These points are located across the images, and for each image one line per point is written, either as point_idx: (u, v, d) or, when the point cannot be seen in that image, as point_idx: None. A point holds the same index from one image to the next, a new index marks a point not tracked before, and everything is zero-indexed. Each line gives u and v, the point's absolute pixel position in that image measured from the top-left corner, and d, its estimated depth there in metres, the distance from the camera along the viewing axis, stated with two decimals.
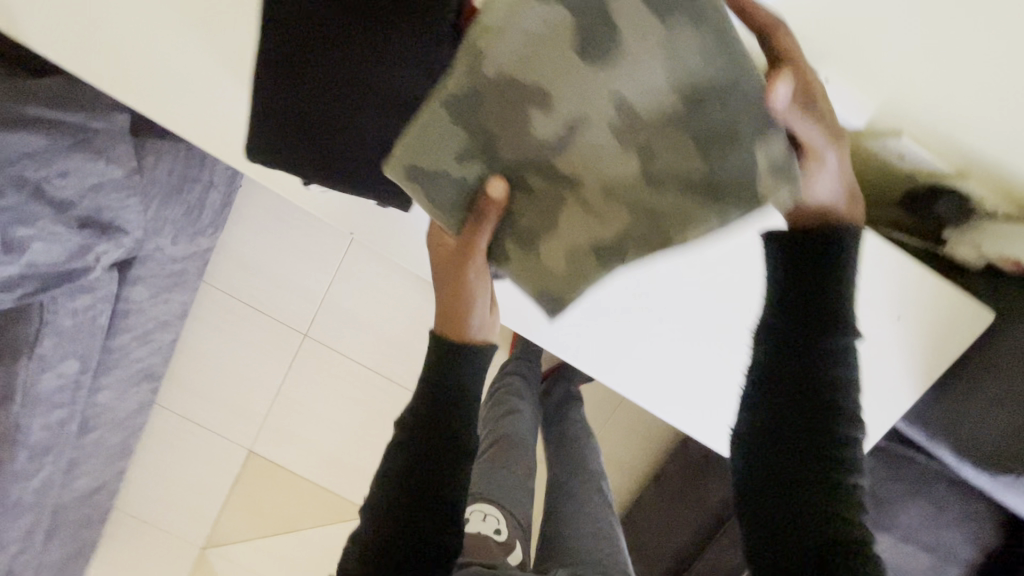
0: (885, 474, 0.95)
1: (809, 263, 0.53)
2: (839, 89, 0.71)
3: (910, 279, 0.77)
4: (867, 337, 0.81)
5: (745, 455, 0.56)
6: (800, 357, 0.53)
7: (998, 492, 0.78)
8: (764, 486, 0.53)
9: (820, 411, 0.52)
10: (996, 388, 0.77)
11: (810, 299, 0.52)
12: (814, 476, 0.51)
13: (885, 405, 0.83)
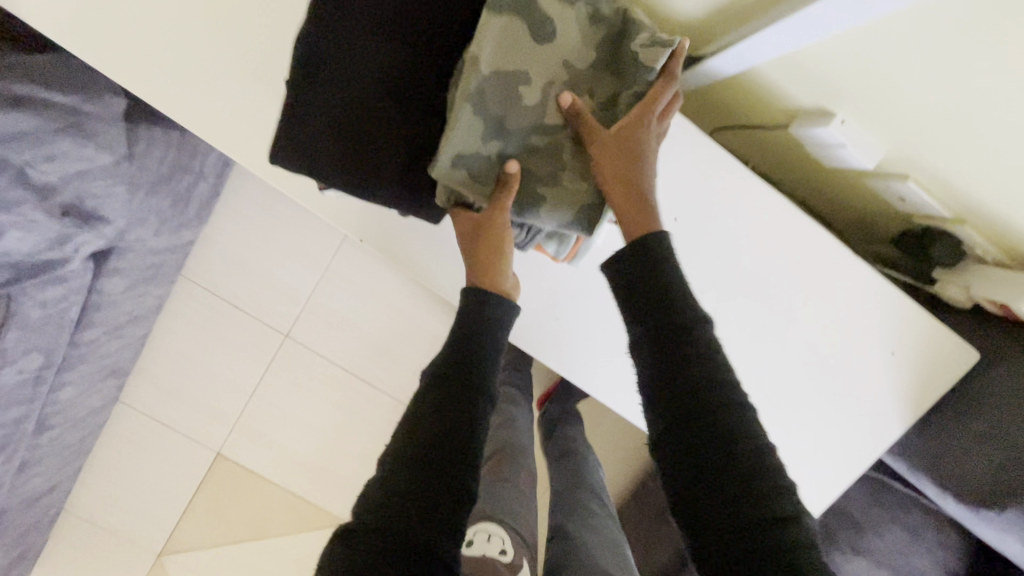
0: (868, 501, 1.00)
1: (647, 259, 0.57)
2: (853, 132, 0.74)
3: (904, 315, 0.81)
4: (864, 370, 0.83)
5: (659, 454, 0.54)
6: (662, 347, 0.55)
7: (974, 526, 0.82)
8: (685, 477, 0.51)
9: (698, 389, 0.53)
10: (980, 427, 0.81)
11: (654, 292, 0.56)
12: (715, 453, 0.50)
13: (879, 437, 0.85)
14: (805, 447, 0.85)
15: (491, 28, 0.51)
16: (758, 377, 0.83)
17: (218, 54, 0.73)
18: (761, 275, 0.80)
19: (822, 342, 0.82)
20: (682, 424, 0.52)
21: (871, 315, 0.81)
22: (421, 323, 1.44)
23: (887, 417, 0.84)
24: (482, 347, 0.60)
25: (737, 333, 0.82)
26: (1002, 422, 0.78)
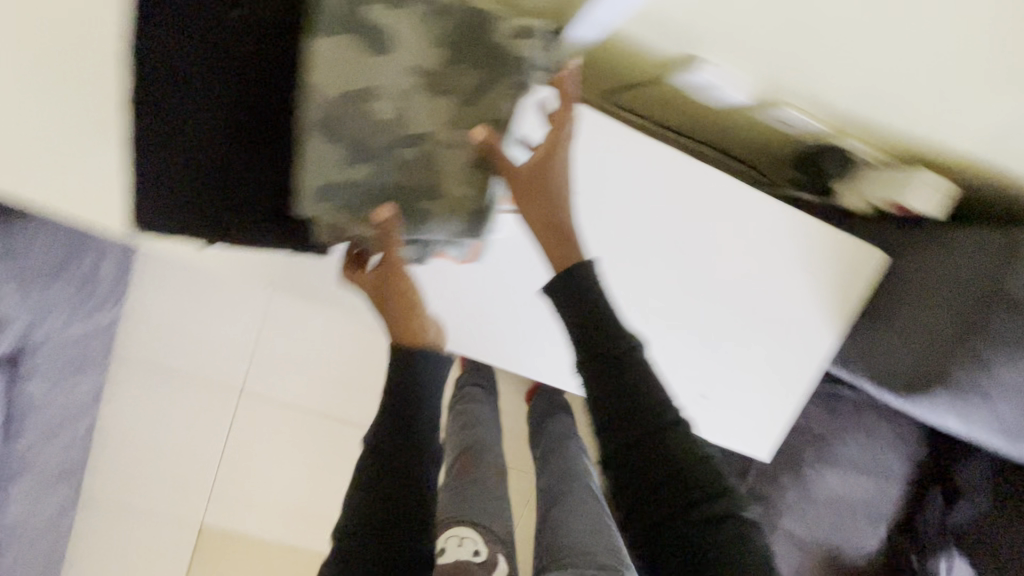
0: (824, 412, 1.05)
1: (581, 295, 0.59)
2: (723, 71, 0.77)
3: (812, 232, 0.84)
4: (788, 292, 0.86)
5: (611, 478, 0.59)
6: (605, 379, 0.58)
7: (914, 411, 0.87)
8: (636, 498, 0.58)
9: (645, 416, 0.57)
10: (903, 320, 0.84)
11: (595, 327, 0.58)
12: (663, 472, 0.56)
13: (817, 353, 0.88)
14: (753, 379, 0.88)
15: (321, 52, 0.53)
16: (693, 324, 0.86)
17: (70, 123, 0.68)
18: (670, 228, 0.82)
19: (744, 278, 0.85)
20: (646, 460, 0.57)
21: (781, 243, 0.85)
22: (376, 345, 1.41)
23: (821, 333, 0.87)
24: (417, 395, 0.63)
25: (664, 288, 0.84)
26: (917, 309, 0.83)
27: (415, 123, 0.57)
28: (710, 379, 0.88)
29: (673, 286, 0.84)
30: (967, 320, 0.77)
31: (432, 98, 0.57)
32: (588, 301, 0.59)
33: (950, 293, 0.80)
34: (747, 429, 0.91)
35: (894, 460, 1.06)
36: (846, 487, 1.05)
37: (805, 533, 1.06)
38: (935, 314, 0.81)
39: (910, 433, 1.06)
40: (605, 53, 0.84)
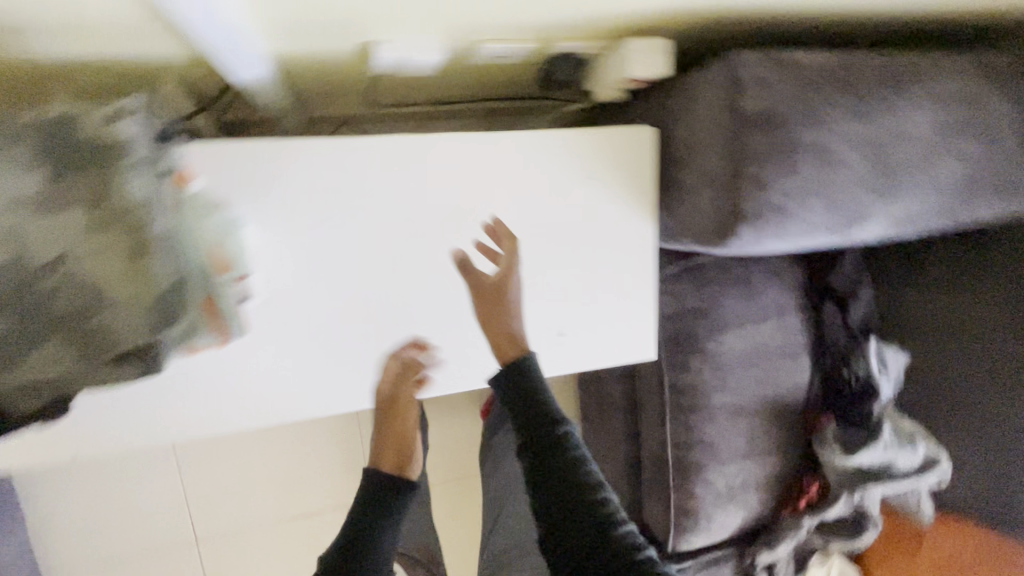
0: (700, 285, 1.05)
1: (524, 391, 0.72)
2: (400, 42, 0.76)
3: (570, 142, 0.86)
4: (580, 203, 0.88)
5: (553, 554, 0.67)
6: (547, 456, 0.69)
7: (742, 253, 0.87)
8: (575, 571, 0.65)
9: (579, 490, 0.67)
10: (690, 176, 0.85)
11: (532, 413, 0.71)
12: (596, 543, 0.65)
13: (637, 241, 0.90)
14: (596, 295, 0.90)
15: None
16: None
17: None
18: (439, 204, 0.82)
19: (534, 213, 0.86)
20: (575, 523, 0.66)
21: (546, 164, 0.86)
22: (300, 435, 1.34)
23: (628, 224, 0.89)
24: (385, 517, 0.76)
25: (465, 260, 0.84)
26: (696, 161, 0.83)
27: (41, 257, 0.54)
28: (557, 315, 0.89)
29: (472, 253, 0.84)
30: (738, 150, 0.77)
31: (54, 225, 0.55)
32: (524, 385, 0.72)
33: (713, 132, 0.79)
34: (617, 340, 0.93)
35: (781, 293, 1.09)
36: (750, 342, 1.08)
37: (736, 401, 1.11)
38: (705, 160, 0.81)
39: (780, 266, 1.09)
40: (296, 66, 0.81)
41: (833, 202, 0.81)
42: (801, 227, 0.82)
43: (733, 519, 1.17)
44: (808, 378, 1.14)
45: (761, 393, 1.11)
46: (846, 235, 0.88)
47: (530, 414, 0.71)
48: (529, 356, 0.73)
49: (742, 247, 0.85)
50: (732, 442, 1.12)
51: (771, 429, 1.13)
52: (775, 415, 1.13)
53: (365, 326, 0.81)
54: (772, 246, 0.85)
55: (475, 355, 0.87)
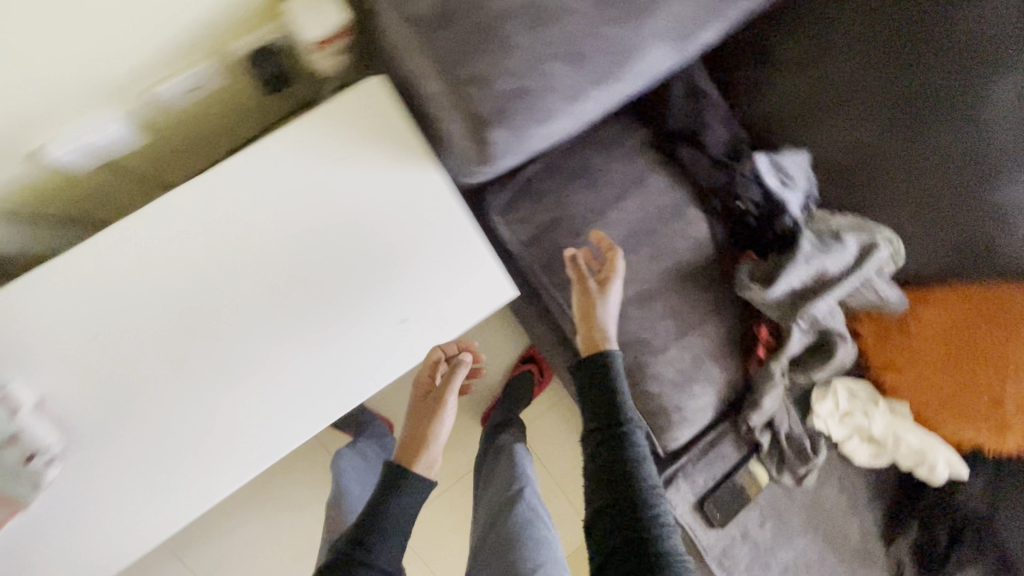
0: (546, 196, 0.98)
1: (601, 390, 0.86)
2: (74, 133, 0.72)
3: (306, 132, 0.79)
4: (349, 185, 0.81)
5: (594, 537, 0.77)
6: (605, 442, 0.82)
7: (529, 156, 0.78)
8: (606, 554, 0.74)
9: (625, 480, 0.78)
10: (435, 105, 0.76)
11: (605, 409, 0.84)
12: (628, 533, 0.74)
13: (431, 193, 0.84)
14: (418, 265, 0.84)
15: None
16: (318, 293, 0.80)
17: None
18: (204, 268, 0.77)
19: (310, 222, 0.80)
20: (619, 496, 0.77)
21: (295, 163, 0.79)
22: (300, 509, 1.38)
23: (411, 182, 0.83)
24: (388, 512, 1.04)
25: (261, 303, 0.79)
26: (426, 86, 0.74)
27: None
28: (390, 306, 0.83)
29: (266, 293, 0.79)
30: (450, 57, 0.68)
31: None
32: (592, 374, 0.87)
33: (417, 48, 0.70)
34: (469, 297, 0.87)
35: (633, 160, 1.00)
36: (623, 226, 1.00)
37: (642, 288, 1.03)
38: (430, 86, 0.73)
39: (618, 134, 1.00)
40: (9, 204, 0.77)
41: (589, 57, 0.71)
42: (567, 100, 0.73)
43: (706, 398, 1.10)
44: (706, 229, 1.04)
45: (663, 268, 1.03)
46: (632, 76, 0.78)
47: (600, 397, 0.86)
48: (608, 354, 0.88)
49: (523, 151, 0.76)
50: (660, 329, 1.05)
51: (693, 296, 1.05)
52: (690, 282, 1.05)
53: (187, 416, 0.76)
54: (551, 132, 0.76)
55: (317, 389, 0.79)
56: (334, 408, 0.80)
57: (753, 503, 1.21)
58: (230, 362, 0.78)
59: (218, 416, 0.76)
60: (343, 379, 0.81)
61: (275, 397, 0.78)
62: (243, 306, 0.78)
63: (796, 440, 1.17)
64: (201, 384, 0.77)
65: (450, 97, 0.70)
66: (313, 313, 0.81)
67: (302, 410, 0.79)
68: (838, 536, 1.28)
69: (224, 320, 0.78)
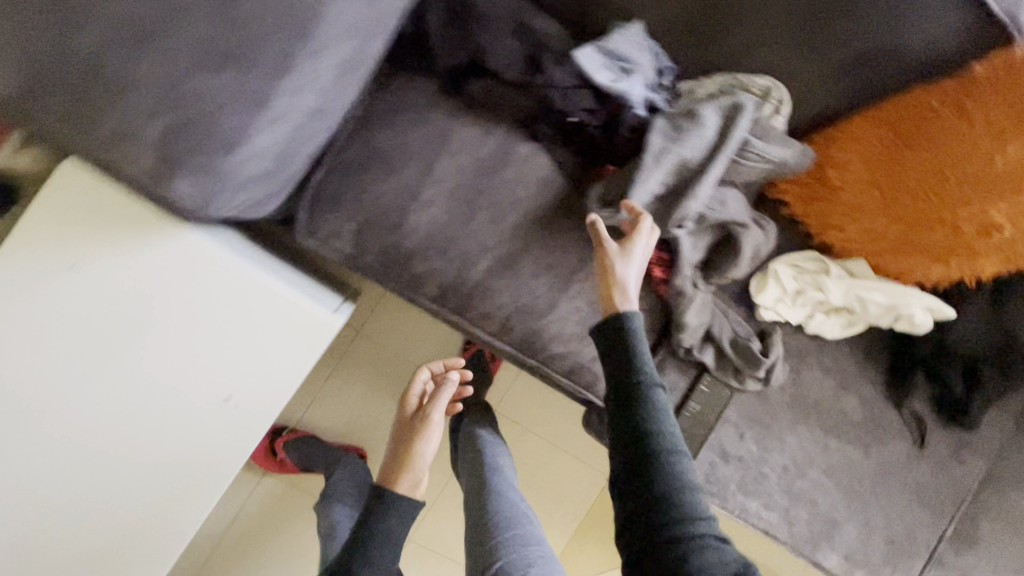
0: (347, 197, 0.83)
1: (625, 345, 0.75)
2: None
3: (22, 250, 0.70)
4: (97, 287, 0.72)
5: (622, 504, 0.71)
6: (627, 404, 0.73)
7: (245, 180, 0.66)
8: (635, 526, 0.68)
9: (652, 446, 0.70)
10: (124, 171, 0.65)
11: (626, 367, 0.74)
12: (658, 506, 0.67)
13: (192, 254, 0.74)
14: (216, 337, 0.77)
15: None
16: (123, 404, 0.74)
17: None
18: None
19: (77, 338, 0.72)
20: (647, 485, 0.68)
21: (29, 287, 0.71)
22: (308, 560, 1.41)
23: (165, 251, 0.73)
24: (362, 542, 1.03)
25: (66, 438, 0.73)
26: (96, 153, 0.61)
27: None
28: (210, 382, 0.77)
29: (69, 426, 0.73)
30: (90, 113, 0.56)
31: None
32: (620, 333, 0.76)
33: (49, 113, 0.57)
34: (293, 337, 0.79)
35: (429, 118, 0.84)
36: (444, 197, 0.86)
37: (498, 254, 0.90)
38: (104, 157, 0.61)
39: (402, 94, 0.83)
40: None
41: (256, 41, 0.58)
42: (256, 103, 0.60)
43: None
44: (547, 160, 0.89)
45: (513, 224, 0.89)
46: (326, 49, 0.62)
47: (620, 365, 0.75)
48: (627, 316, 0.76)
49: (244, 176, 0.64)
50: (539, 287, 0.93)
51: (561, 240, 0.92)
52: (550, 225, 0.90)
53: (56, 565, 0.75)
54: (252, 152, 0.63)
55: (171, 491, 0.76)
56: (192, 507, 0.77)
57: (723, 418, 1.10)
58: (70, 503, 0.74)
59: (77, 551, 0.75)
60: (196, 471, 0.77)
61: (127, 518, 0.76)
62: (52, 448, 0.73)
63: (743, 344, 1.02)
64: (46, 532, 0.74)
65: (120, 156, 0.59)
66: (125, 428, 0.75)
67: (161, 519, 0.77)
68: (832, 415, 1.17)
69: (40, 469, 0.73)
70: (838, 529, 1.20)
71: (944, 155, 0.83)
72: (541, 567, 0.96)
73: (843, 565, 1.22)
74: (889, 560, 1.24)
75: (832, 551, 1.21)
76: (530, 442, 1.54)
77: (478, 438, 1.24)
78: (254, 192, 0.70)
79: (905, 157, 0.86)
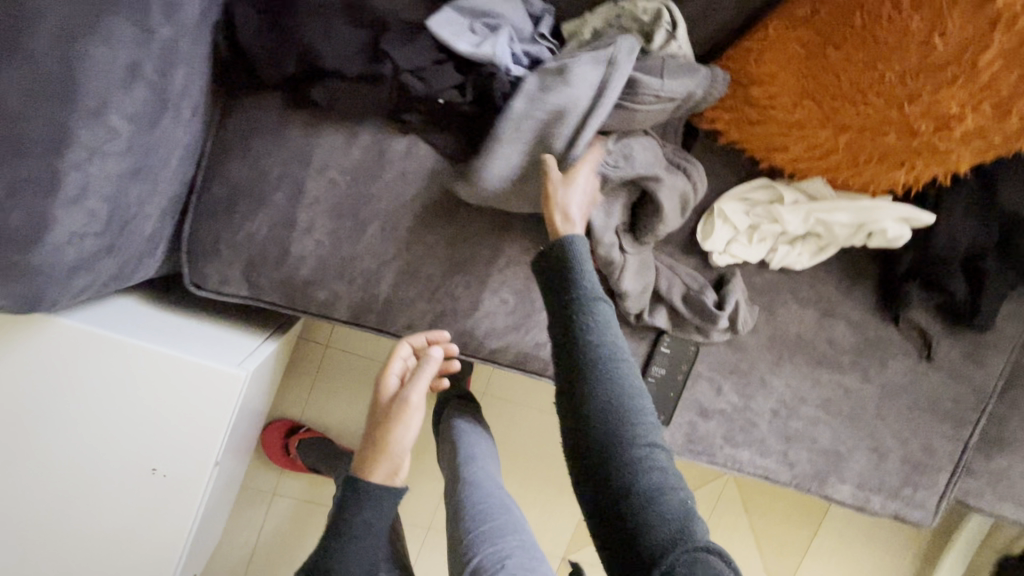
0: (217, 238, 0.78)
1: (568, 269, 0.66)
2: None
3: None
4: None
5: (575, 444, 0.60)
6: (574, 331, 0.63)
7: (80, 265, 0.62)
8: (594, 467, 0.58)
9: (606, 373, 0.60)
10: None
11: (572, 291, 0.65)
12: (619, 439, 0.57)
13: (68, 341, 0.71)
14: (123, 412, 0.75)
15: None
16: (54, 496, 0.75)
17: None
18: None
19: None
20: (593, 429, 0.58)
21: None
22: None
23: (42, 346, 0.71)
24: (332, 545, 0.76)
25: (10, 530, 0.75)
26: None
27: None
28: (130, 457, 0.76)
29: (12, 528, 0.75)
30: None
31: None
32: (564, 256, 0.67)
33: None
34: (198, 395, 0.76)
35: (282, 138, 0.76)
36: (319, 215, 0.79)
37: (398, 262, 0.83)
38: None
39: (247, 116, 0.76)
40: None
41: (21, 121, 0.50)
42: (44, 187, 0.54)
43: None
44: (426, 151, 0.80)
45: (405, 226, 0.82)
46: (104, 104, 0.56)
47: (564, 295, 0.65)
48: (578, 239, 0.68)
49: (68, 260, 0.60)
50: (453, 286, 0.86)
51: (463, 231, 0.83)
52: (448, 219, 0.82)
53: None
54: (63, 235, 0.57)
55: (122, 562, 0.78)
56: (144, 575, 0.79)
57: (694, 375, 1.01)
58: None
59: None
60: (143, 543, 0.78)
61: None
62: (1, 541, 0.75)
63: (695, 299, 0.93)
64: None
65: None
66: (64, 514, 0.76)
67: None
68: (819, 347, 1.05)
69: (5, 570, 0.76)
70: (846, 462, 1.10)
71: (867, 45, 0.72)
72: (519, 556, 0.88)
73: (859, 496, 1.13)
74: (912, 483, 1.14)
75: (843, 484, 1.12)
76: (523, 418, 1.49)
77: (455, 430, 1.19)
78: (103, 268, 0.66)
79: (825, 56, 0.75)
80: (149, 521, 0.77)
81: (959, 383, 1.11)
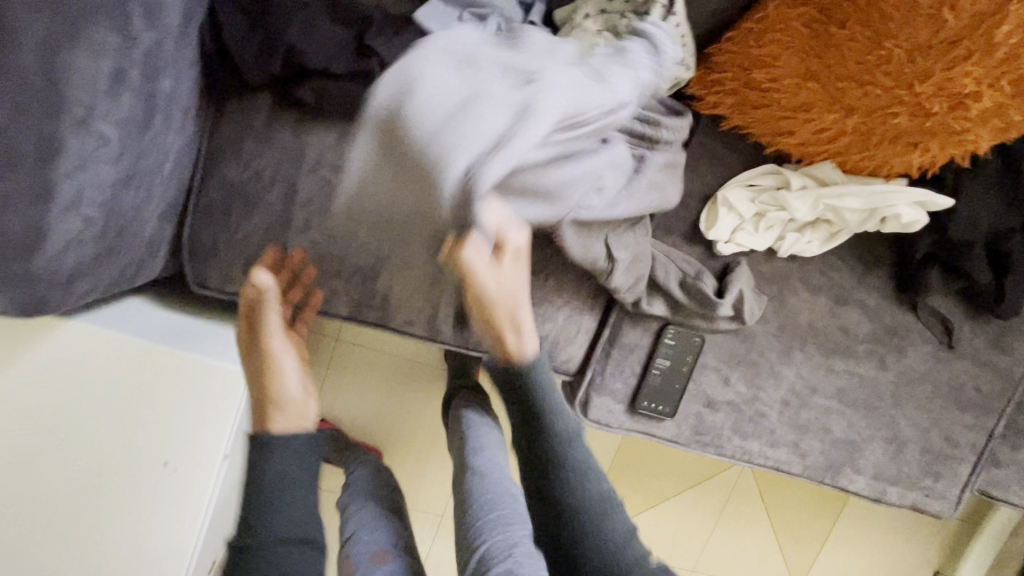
0: (217, 239, 0.79)
1: (528, 386, 0.87)
2: None
3: None
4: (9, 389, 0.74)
5: (535, 468, 0.88)
6: (548, 472, 0.87)
7: (82, 270, 0.64)
8: (546, 481, 0.87)
9: (569, 501, 0.85)
10: None
11: (540, 441, 0.88)
12: (564, 469, 0.86)
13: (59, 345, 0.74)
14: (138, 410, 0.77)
15: None
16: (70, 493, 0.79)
17: None
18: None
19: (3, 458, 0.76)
20: (546, 488, 0.87)
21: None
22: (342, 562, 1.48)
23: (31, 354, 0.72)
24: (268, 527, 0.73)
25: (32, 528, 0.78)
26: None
27: None
28: (144, 454, 0.79)
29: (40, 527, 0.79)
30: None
31: None
32: (524, 372, 0.87)
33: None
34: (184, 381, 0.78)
35: (275, 138, 0.77)
36: (315, 214, 0.79)
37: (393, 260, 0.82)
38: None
39: (240, 119, 0.76)
40: None
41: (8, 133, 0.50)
42: (40, 200, 0.55)
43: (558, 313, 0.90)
44: None
45: None
46: (90, 113, 0.57)
47: (525, 403, 0.87)
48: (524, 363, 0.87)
49: (67, 267, 0.61)
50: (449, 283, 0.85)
51: None
52: None
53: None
54: (59, 241, 0.59)
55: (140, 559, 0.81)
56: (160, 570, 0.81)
57: (700, 366, 0.99)
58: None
59: None
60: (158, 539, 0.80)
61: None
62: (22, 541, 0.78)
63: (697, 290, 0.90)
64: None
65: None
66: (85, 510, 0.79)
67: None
68: (831, 335, 1.02)
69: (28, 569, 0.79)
70: (862, 452, 1.07)
71: (873, 20, 0.69)
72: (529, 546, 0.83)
73: (875, 487, 1.10)
74: (931, 473, 1.10)
75: (858, 474, 1.09)
76: None
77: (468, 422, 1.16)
78: (103, 273, 0.67)
79: (831, 34, 0.73)
80: (166, 517, 0.80)
81: (982, 370, 1.06)
